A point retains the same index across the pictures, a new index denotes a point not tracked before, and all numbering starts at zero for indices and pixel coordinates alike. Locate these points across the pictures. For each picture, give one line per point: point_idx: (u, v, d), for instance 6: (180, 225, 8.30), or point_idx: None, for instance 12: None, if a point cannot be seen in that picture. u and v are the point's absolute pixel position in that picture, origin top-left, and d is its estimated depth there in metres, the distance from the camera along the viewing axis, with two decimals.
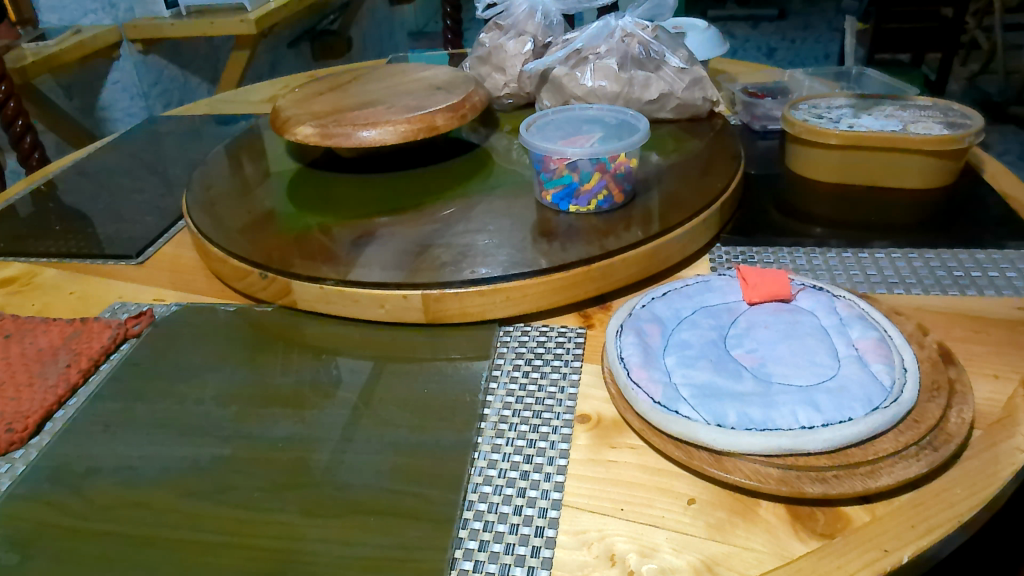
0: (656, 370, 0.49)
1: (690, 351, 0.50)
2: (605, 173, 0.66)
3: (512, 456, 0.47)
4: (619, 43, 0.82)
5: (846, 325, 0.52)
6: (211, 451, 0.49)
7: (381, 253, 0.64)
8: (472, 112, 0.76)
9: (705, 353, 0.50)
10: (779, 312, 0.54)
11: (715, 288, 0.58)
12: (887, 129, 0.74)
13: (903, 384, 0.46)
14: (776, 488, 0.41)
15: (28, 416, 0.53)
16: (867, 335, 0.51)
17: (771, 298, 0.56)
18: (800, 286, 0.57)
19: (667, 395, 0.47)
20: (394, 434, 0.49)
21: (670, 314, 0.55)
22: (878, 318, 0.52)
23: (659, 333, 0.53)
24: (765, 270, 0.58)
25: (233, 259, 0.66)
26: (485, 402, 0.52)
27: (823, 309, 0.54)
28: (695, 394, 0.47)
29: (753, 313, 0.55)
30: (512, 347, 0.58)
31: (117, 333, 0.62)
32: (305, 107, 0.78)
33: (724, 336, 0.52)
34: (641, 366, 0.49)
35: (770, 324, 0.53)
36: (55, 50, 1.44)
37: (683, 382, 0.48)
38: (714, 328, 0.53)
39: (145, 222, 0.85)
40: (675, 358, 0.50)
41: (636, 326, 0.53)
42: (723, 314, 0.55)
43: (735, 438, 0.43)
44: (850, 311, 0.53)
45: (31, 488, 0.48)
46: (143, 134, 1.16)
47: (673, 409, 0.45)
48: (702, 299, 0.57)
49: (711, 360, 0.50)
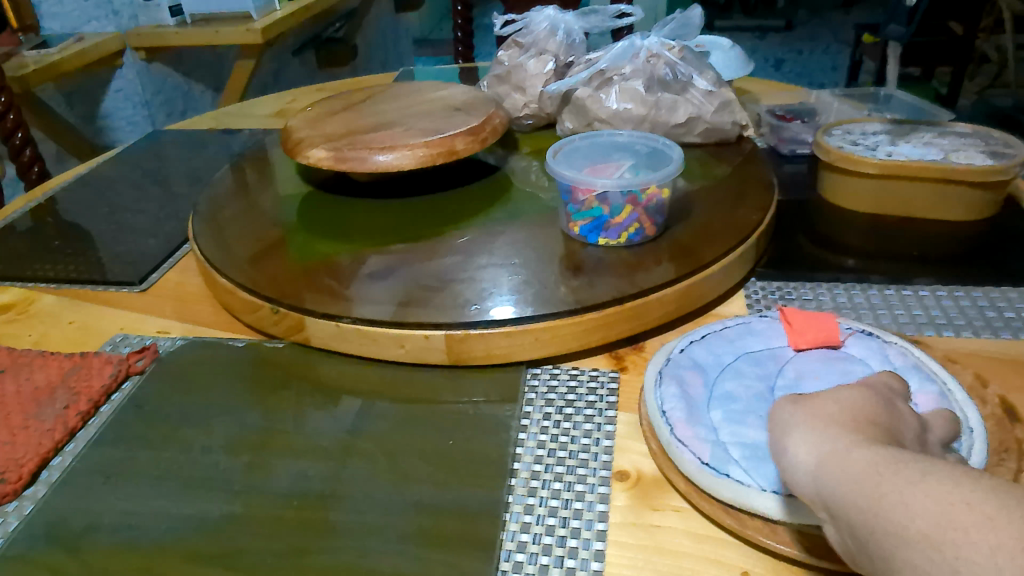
0: (702, 428, 0.46)
1: (737, 405, 0.47)
2: (637, 206, 0.62)
3: (547, 518, 0.44)
4: (644, 65, 0.78)
5: (902, 376, 0.49)
6: (221, 507, 0.46)
7: (398, 288, 0.61)
8: (492, 135, 0.73)
9: (755, 408, 0.47)
10: (831, 361, 0.51)
11: (758, 331, 0.55)
12: (927, 158, 0.71)
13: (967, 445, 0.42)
14: (826, 563, 0.39)
15: (23, 464, 0.50)
16: (925, 389, 0.47)
17: (820, 344, 0.53)
18: (849, 332, 0.54)
19: (715, 456, 0.44)
20: (418, 491, 0.46)
21: (712, 360, 0.52)
22: (937, 369, 0.49)
23: (701, 382, 0.50)
24: (812, 313, 0.56)
25: (242, 292, 0.63)
26: (515, 456, 0.49)
27: (875, 357, 0.51)
28: (747, 457, 0.43)
29: (800, 362, 0.51)
30: (541, 393, 0.54)
31: (118, 370, 0.58)
32: (318, 129, 0.75)
33: (772, 387, 0.49)
34: (685, 422, 0.46)
35: (820, 374, 0.50)
36: (57, 58, 1.42)
37: (732, 442, 0.45)
38: (761, 379, 0.50)
39: (148, 244, 0.82)
40: (720, 413, 0.47)
41: (676, 373, 0.50)
42: (769, 361, 0.52)
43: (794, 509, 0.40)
44: (904, 361, 0.50)
45: (26, 548, 0.44)
46: (147, 148, 1.13)
47: (722, 472, 0.43)
48: (744, 343, 0.54)
49: (762, 416, 0.47)
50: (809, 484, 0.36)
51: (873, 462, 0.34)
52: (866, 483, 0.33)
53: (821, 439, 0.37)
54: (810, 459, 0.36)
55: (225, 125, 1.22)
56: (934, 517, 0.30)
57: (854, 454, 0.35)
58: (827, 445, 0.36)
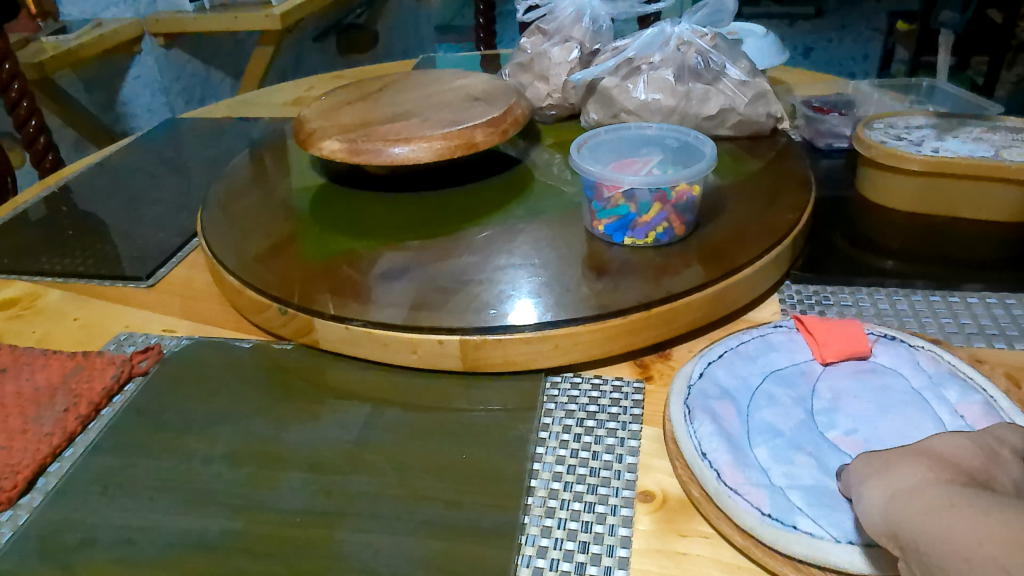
0: (754, 471, 0.42)
1: (781, 440, 0.44)
2: (666, 204, 0.58)
3: (565, 543, 0.41)
4: (674, 52, 0.75)
5: (939, 385, 0.47)
6: (220, 523, 0.43)
7: (411, 289, 0.58)
8: (514, 127, 0.70)
9: (798, 442, 0.44)
10: (862, 378, 0.49)
11: (779, 346, 0.51)
12: (977, 154, 0.66)
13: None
14: None
15: (19, 471, 0.48)
16: (969, 400, 0.45)
17: (847, 357, 0.50)
18: (875, 338, 0.51)
19: (776, 505, 0.40)
20: (428, 510, 0.43)
21: (739, 385, 0.48)
22: (971, 373, 0.47)
23: (735, 415, 0.46)
24: (837, 319, 0.52)
25: (250, 290, 0.60)
26: (532, 472, 0.46)
27: (907, 367, 0.49)
28: (809, 501, 0.40)
29: (832, 379, 0.49)
30: (561, 404, 0.51)
31: (121, 371, 0.56)
32: (331, 119, 0.72)
33: (811, 414, 0.46)
34: (734, 466, 0.42)
35: (856, 394, 0.48)
36: (75, 44, 1.40)
37: (789, 485, 0.41)
38: (796, 405, 0.47)
39: (158, 236, 0.80)
40: (765, 450, 0.43)
41: (708, 407, 0.46)
42: (798, 381, 0.49)
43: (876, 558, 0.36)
44: (938, 368, 0.48)
45: (17, 562, 0.42)
46: (161, 136, 1.11)
47: (789, 523, 0.38)
48: (768, 361, 0.50)
49: (810, 452, 0.43)
50: (876, 523, 0.35)
51: (946, 497, 0.33)
52: (936, 517, 0.32)
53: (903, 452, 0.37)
54: (880, 494, 0.35)
55: (242, 113, 1.19)
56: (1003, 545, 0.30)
57: (923, 492, 0.34)
58: (900, 481, 0.35)
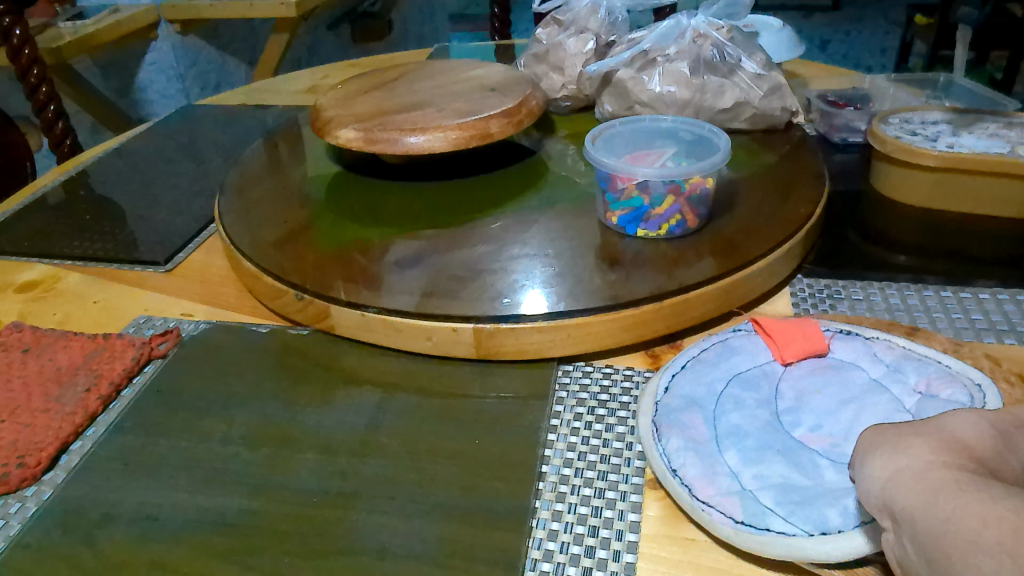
0: (724, 480, 0.41)
1: (749, 442, 0.44)
2: (679, 196, 0.59)
3: (575, 527, 0.42)
4: (690, 45, 0.75)
5: (898, 370, 0.48)
6: (238, 502, 0.44)
7: (426, 277, 0.59)
8: (529, 118, 0.70)
9: (767, 442, 0.44)
10: (821, 372, 0.49)
11: (738, 349, 0.51)
12: (992, 151, 0.66)
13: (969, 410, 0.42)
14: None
15: (43, 448, 0.49)
16: (925, 373, 0.48)
17: (807, 355, 0.50)
18: (831, 333, 0.52)
19: (748, 511, 0.39)
20: (441, 494, 0.44)
21: (704, 392, 0.48)
22: (923, 352, 0.49)
23: (702, 423, 0.45)
24: (787, 320, 0.52)
25: (267, 276, 0.61)
26: (544, 458, 0.47)
27: (866, 358, 0.50)
28: (781, 501, 0.40)
29: (793, 376, 0.49)
30: (572, 392, 0.52)
31: (140, 353, 0.57)
32: (348, 108, 0.73)
33: (777, 415, 0.46)
34: (704, 478, 0.41)
35: (817, 389, 0.48)
36: (92, 30, 1.42)
37: (760, 487, 0.41)
38: (761, 406, 0.47)
39: (175, 221, 0.81)
40: (736, 455, 0.43)
41: (675, 420, 0.45)
42: (761, 382, 0.49)
43: (850, 546, 0.36)
44: (892, 354, 0.50)
45: (41, 537, 0.43)
46: (177, 122, 1.12)
47: (762, 526, 0.38)
48: (730, 365, 0.50)
49: (779, 451, 0.43)
50: (877, 502, 0.34)
51: (951, 480, 0.32)
52: (939, 497, 0.31)
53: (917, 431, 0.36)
54: (882, 477, 0.35)
55: (258, 100, 1.20)
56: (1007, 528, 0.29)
57: (928, 472, 0.33)
58: (907, 459, 0.34)
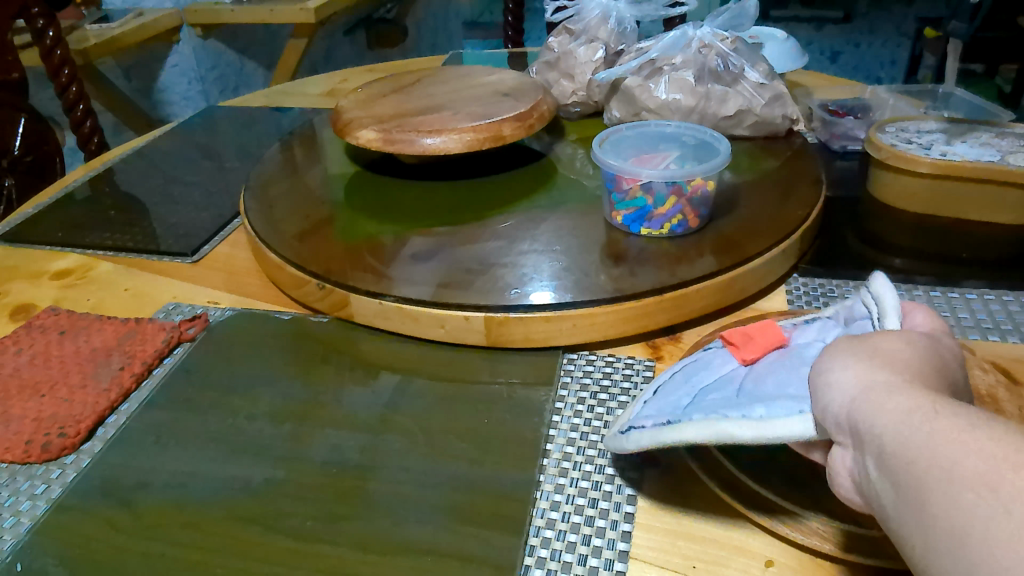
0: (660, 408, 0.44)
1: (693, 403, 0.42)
2: (681, 197, 0.62)
3: (576, 498, 0.45)
4: (696, 54, 0.78)
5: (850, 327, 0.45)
6: (264, 471, 0.48)
7: (440, 269, 0.62)
8: (540, 122, 0.74)
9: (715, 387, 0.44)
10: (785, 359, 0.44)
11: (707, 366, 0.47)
12: (983, 159, 0.69)
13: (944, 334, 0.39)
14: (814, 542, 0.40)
15: (81, 420, 0.53)
16: (858, 307, 0.45)
17: (770, 350, 0.46)
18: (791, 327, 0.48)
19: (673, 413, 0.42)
20: (452, 467, 0.47)
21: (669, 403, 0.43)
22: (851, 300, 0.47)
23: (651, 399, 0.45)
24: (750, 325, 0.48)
25: (290, 267, 0.65)
26: (548, 437, 0.50)
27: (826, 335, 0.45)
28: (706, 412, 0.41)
29: (758, 371, 0.44)
30: (576, 378, 0.55)
31: (171, 336, 0.61)
32: (368, 110, 0.76)
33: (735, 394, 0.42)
34: (645, 411, 0.44)
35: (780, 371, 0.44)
36: (117, 32, 1.46)
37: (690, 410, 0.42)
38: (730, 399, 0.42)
39: (200, 216, 0.84)
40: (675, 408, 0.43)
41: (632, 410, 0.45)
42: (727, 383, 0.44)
43: (765, 427, 0.37)
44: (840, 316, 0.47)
45: (82, 500, 0.47)
46: (200, 123, 1.16)
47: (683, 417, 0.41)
48: (697, 381, 0.46)
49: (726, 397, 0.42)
50: (844, 409, 0.33)
51: (927, 404, 0.31)
52: (915, 420, 0.30)
53: (891, 347, 0.35)
54: (857, 384, 0.33)
55: (278, 102, 1.24)
56: (991, 460, 0.27)
57: (906, 392, 0.32)
58: (882, 374, 0.33)
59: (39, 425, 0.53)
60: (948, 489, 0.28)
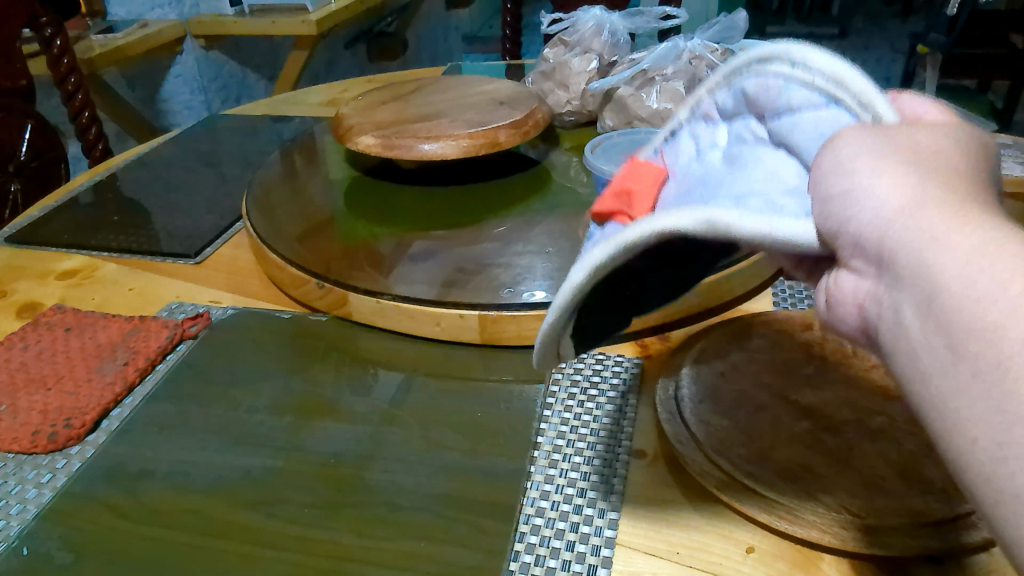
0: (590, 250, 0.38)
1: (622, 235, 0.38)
2: None
3: (566, 488, 0.47)
4: (686, 65, 0.81)
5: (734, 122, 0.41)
6: (264, 461, 0.49)
7: (436, 269, 0.64)
8: (535, 129, 0.76)
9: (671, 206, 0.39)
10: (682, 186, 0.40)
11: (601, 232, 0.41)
12: None
13: (966, 125, 0.34)
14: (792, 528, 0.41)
15: (87, 412, 0.55)
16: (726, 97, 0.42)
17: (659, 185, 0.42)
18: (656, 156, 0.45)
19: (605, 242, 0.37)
20: (446, 457, 0.49)
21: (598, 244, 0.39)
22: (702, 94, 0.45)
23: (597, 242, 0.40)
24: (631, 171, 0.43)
25: (291, 267, 0.66)
26: (539, 430, 0.52)
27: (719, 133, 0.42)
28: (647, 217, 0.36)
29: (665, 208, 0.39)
30: (567, 374, 0.57)
31: (174, 333, 0.63)
32: (368, 116, 0.78)
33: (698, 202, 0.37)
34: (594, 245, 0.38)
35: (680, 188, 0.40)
36: (122, 43, 1.49)
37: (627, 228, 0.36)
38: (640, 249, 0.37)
39: (203, 219, 0.86)
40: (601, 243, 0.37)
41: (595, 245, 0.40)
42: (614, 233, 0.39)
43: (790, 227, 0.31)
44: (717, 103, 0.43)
45: (86, 487, 0.48)
46: (203, 130, 1.18)
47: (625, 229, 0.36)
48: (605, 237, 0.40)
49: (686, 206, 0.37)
50: (875, 228, 0.28)
51: (982, 240, 0.26)
52: (968, 264, 0.26)
53: (929, 156, 0.30)
54: (891, 197, 0.28)
55: (280, 111, 1.27)
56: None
57: (963, 221, 0.27)
58: (924, 191, 0.28)
59: (45, 416, 0.54)
60: (986, 344, 0.25)
